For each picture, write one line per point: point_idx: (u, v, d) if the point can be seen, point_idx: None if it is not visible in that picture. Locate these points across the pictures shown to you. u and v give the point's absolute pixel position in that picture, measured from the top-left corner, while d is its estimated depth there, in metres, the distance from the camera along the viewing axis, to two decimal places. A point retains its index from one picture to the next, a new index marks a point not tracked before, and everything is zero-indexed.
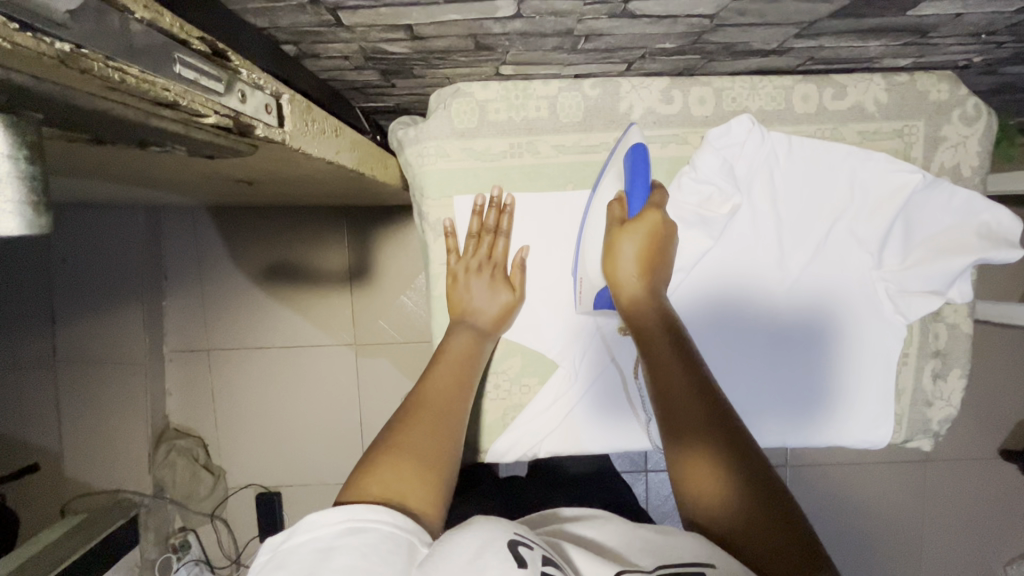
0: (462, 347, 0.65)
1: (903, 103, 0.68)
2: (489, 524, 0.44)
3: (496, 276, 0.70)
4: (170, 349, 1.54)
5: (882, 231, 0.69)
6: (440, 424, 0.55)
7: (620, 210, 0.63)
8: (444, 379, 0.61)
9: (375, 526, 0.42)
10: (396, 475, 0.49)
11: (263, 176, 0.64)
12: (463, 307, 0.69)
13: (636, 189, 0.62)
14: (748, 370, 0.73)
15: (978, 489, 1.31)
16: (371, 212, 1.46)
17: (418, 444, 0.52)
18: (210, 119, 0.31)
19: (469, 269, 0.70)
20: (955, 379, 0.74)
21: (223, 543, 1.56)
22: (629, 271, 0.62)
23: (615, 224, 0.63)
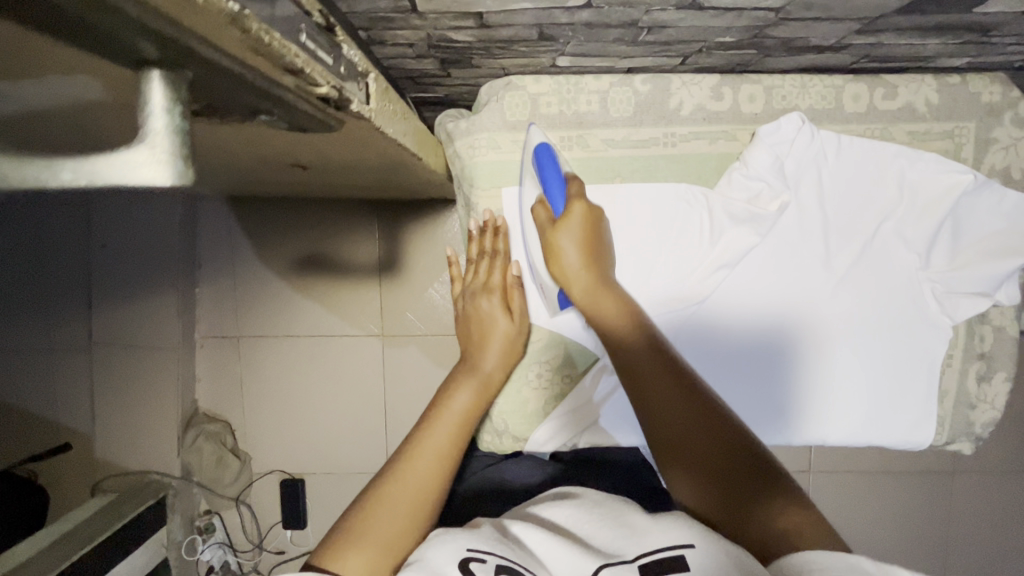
0: (459, 403, 0.66)
1: (956, 103, 0.68)
2: (440, 548, 0.49)
3: (496, 307, 0.72)
4: (202, 335, 1.58)
5: (931, 231, 0.69)
6: (417, 497, 0.56)
7: (546, 212, 0.66)
8: (434, 442, 0.61)
9: None
10: (359, 560, 0.50)
11: (321, 160, 0.66)
12: (471, 348, 0.72)
13: (552, 186, 0.66)
14: (735, 377, 0.73)
15: (1008, 505, 1.29)
16: (403, 207, 1.48)
17: (390, 521, 0.53)
18: (322, 89, 0.33)
19: (474, 300, 0.74)
20: (1000, 382, 0.73)
21: (246, 527, 1.60)
22: (574, 266, 0.65)
23: (547, 227, 0.66)
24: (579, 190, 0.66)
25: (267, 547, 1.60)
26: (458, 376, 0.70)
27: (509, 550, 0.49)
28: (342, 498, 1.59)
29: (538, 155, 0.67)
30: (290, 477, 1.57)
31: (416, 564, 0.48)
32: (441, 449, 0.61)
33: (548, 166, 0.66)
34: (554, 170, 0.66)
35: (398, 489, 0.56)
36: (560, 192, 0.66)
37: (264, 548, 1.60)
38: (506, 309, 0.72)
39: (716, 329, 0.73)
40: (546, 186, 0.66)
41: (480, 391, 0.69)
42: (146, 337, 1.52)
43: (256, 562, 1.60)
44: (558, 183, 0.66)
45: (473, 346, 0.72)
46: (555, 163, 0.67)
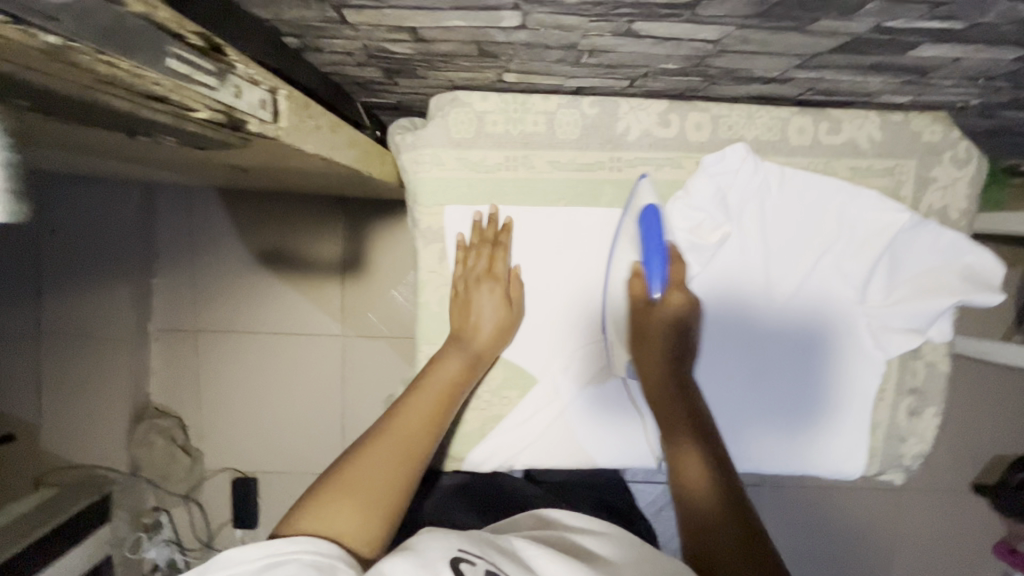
0: (445, 372, 0.66)
1: (897, 141, 0.69)
2: (439, 540, 0.49)
3: (496, 297, 0.69)
4: (157, 328, 1.55)
5: (868, 267, 0.69)
6: (396, 466, 0.57)
7: (640, 287, 0.69)
8: (417, 412, 0.62)
9: (294, 556, 0.46)
10: (338, 513, 0.52)
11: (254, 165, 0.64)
12: (460, 321, 0.69)
13: (652, 260, 0.68)
14: (773, 366, 0.72)
15: (948, 523, 1.33)
16: (368, 206, 1.46)
17: (371, 480, 0.55)
18: (202, 114, 0.32)
19: (474, 286, 0.69)
20: (930, 417, 0.74)
21: (195, 525, 1.56)
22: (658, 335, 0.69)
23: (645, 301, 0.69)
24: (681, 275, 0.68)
25: (216, 545, 1.56)
26: (446, 346, 0.68)
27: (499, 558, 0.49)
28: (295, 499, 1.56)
29: (644, 218, 0.67)
30: (243, 476, 1.54)
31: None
32: (422, 422, 0.61)
33: (651, 238, 0.67)
34: (655, 241, 0.67)
35: (382, 453, 0.57)
36: (660, 266, 0.68)
37: (213, 546, 1.56)
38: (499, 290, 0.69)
39: (757, 300, 0.71)
40: (646, 258, 0.68)
41: (466, 365, 0.67)
42: (97, 330, 1.45)
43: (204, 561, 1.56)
44: (657, 257, 0.67)
45: (463, 316, 0.69)
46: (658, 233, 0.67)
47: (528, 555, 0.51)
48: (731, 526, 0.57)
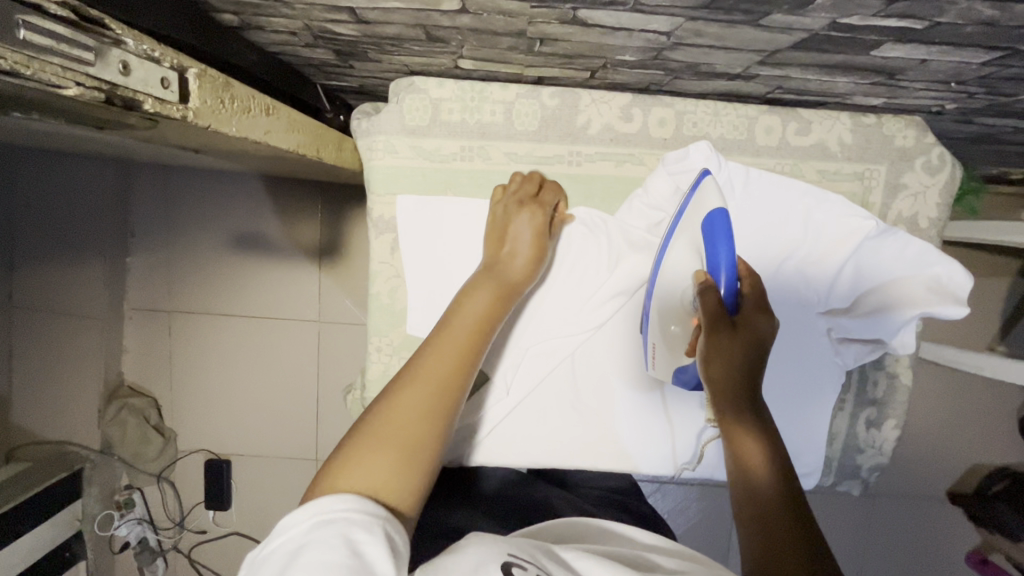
0: (477, 304, 0.56)
1: (868, 144, 0.66)
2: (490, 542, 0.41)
3: (534, 225, 0.63)
4: (131, 307, 1.52)
5: (830, 273, 0.67)
6: (436, 406, 0.47)
7: (714, 299, 0.57)
8: (450, 346, 0.51)
9: (345, 516, 0.38)
10: (380, 467, 0.43)
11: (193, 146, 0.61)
12: (496, 248, 0.63)
13: (721, 269, 0.57)
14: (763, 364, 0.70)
15: (920, 534, 1.33)
16: (348, 192, 1.44)
17: (406, 426, 0.45)
18: (73, 91, 0.30)
19: (514, 212, 0.63)
20: (890, 429, 0.72)
21: (168, 505, 1.57)
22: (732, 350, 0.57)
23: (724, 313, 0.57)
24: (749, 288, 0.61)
25: (188, 525, 1.57)
26: (481, 277, 0.59)
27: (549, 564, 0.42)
28: (267, 484, 1.55)
29: (710, 223, 0.57)
30: (216, 458, 1.54)
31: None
32: (461, 354, 0.51)
33: (722, 246, 0.57)
34: (729, 251, 0.56)
35: (420, 391, 0.47)
36: (728, 276, 0.57)
37: (185, 526, 1.57)
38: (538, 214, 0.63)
39: None
40: (714, 266, 0.57)
41: (503, 293, 0.58)
42: (73, 305, 1.46)
43: (176, 540, 1.57)
44: (729, 270, 0.57)
45: (500, 243, 0.63)
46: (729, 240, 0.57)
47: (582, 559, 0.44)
48: (792, 519, 0.48)
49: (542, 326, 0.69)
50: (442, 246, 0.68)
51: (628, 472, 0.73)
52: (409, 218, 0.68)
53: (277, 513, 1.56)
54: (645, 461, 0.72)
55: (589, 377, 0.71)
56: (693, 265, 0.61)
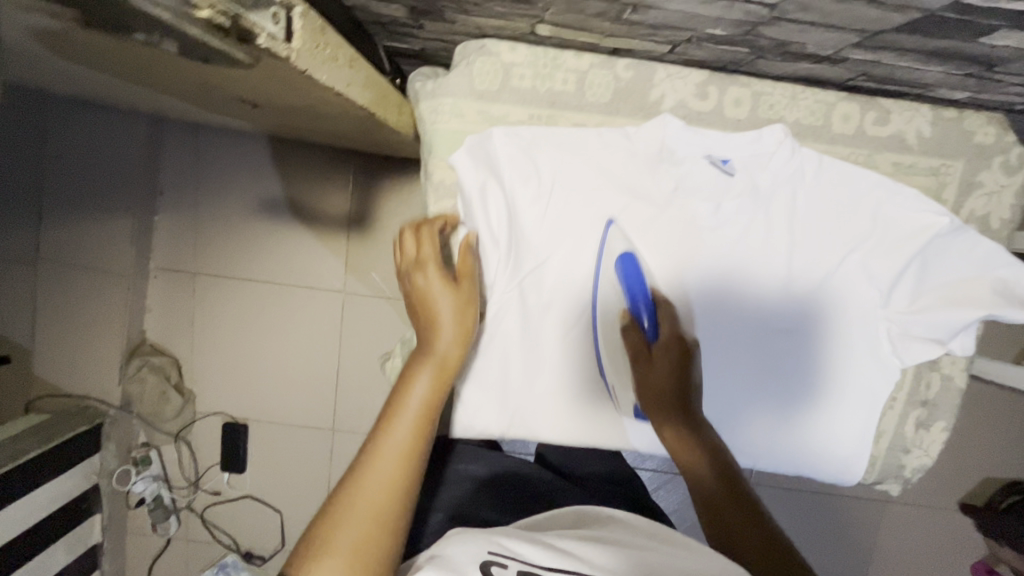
0: (417, 396, 0.55)
1: (946, 139, 0.65)
2: (465, 546, 0.47)
3: (437, 283, 0.61)
4: (156, 266, 1.51)
5: (897, 270, 0.66)
6: (382, 506, 0.48)
7: (635, 334, 0.66)
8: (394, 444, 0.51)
9: None
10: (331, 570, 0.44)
11: (256, 93, 0.59)
12: (422, 326, 0.61)
13: (637, 300, 0.66)
14: (816, 354, 0.69)
15: (927, 538, 1.36)
16: (383, 164, 1.43)
17: (357, 527, 0.46)
18: (204, 11, 0.29)
19: (413, 275, 0.62)
20: (938, 431, 0.71)
21: (183, 464, 1.58)
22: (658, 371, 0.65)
23: (642, 344, 0.66)
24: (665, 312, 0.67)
25: (203, 486, 1.58)
26: (411, 363, 0.58)
27: (532, 552, 0.46)
28: (284, 451, 1.56)
29: (622, 263, 0.66)
30: (234, 421, 1.55)
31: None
32: (406, 443, 0.52)
33: (633, 280, 0.67)
34: (637, 279, 0.66)
35: (361, 497, 0.48)
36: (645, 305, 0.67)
37: (200, 487, 1.58)
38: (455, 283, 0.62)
39: (808, 280, 0.67)
40: (631, 300, 0.67)
41: (440, 374, 0.57)
42: (98, 259, 1.44)
43: (190, 500, 1.58)
44: (646, 300, 0.67)
45: (422, 322, 0.61)
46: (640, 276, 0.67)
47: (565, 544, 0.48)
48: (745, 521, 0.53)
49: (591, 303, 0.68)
50: (497, 216, 0.66)
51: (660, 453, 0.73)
52: (468, 181, 0.65)
53: (291, 478, 1.57)
54: None
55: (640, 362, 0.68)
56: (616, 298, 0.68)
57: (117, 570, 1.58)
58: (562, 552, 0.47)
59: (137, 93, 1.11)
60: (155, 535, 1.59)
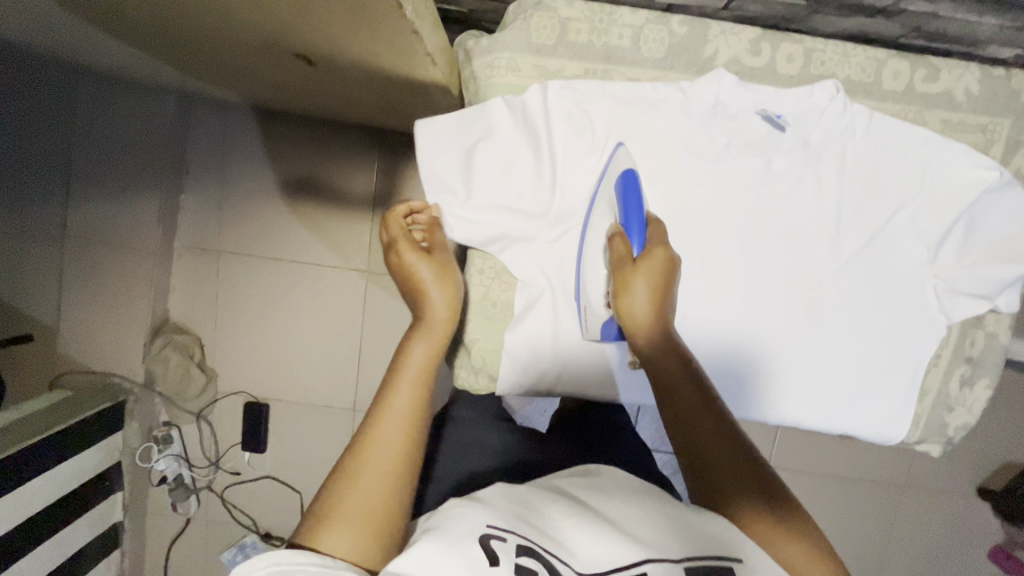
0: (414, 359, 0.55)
1: (995, 96, 0.66)
2: (463, 515, 0.44)
3: (419, 260, 0.62)
4: (181, 244, 1.51)
5: (945, 226, 0.67)
6: (394, 464, 0.48)
7: (623, 248, 0.60)
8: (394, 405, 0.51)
9: (300, 569, 0.40)
10: (341, 535, 0.44)
11: (321, 33, 0.59)
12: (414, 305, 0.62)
13: (632, 222, 0.60)
14: (863, 310, 0.69)
15: (947, 522, 1.37)
16: (407, 145, 1.44)
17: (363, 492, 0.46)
18: None
19: (397, 252, 0.63)
20: (981, 389, 0.72)
21: (205, 444, 1.57)
22: (642, 309, 0.57)
23: (625, 263, 0.59)
24: (660, 235, 0.61)
25: (223, 465, 1.57)
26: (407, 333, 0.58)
27: (531, 528, 0.44)
28: (304, 432, 1.56)
29: (624, 181, 0.62)
30: (255, 401, 1.54)
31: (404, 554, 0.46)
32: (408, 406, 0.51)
33: (632, 198, 0.61)
34: (638, 203, 0.60)
35: (373, 460, 0.48)
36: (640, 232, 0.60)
37: (220, 466, 1.57)
38: (444, 264, 0.63)
39: (857, 237, 0.68)
40: (625, 220, 0.60)
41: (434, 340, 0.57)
42: (121, 237, 1.43)
43: (210, 479, 1.57)
44: (640, 224, 0.60)
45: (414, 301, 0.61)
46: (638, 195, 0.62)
47: (565, 523, 0.45)
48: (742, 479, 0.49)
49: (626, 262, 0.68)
50: (550, 167, 0.67)
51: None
52: (522, 132, 0.67)
53: (310, 460, 1.57)
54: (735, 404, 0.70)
55: (687, 317, 0.69)
56: (608, 219, 0.64)
57: (136, 549, 1.56)
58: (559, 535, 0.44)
59: (172, 68, 1.12)
60: (175, 514, 1.59)
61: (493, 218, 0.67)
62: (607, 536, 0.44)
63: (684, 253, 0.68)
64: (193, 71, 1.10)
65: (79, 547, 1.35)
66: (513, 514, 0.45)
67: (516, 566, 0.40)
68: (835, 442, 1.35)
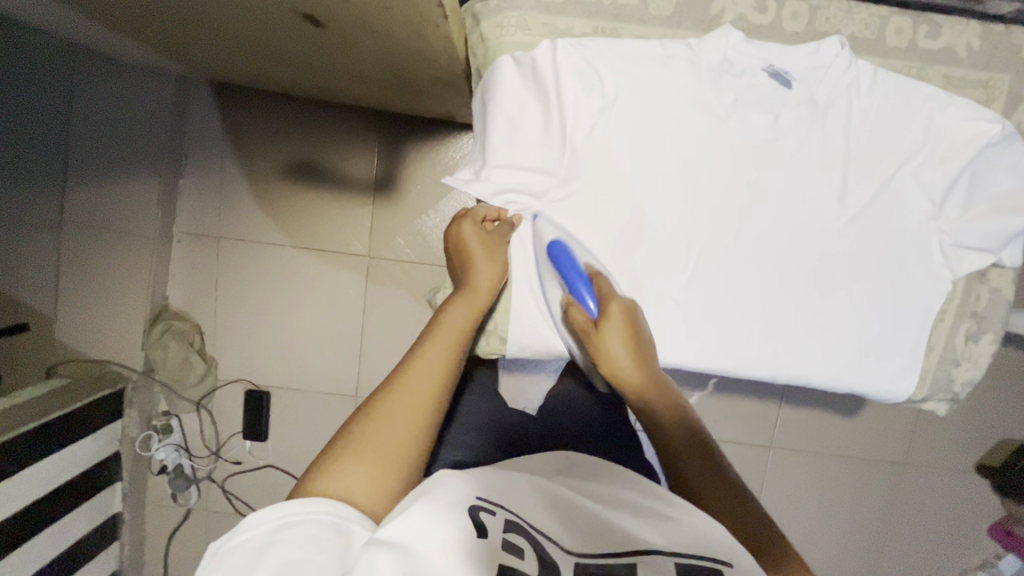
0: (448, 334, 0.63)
1: (995, 52, 0.67)
2: (452, 483, 0.48)
3: (479, 249, 0.68)
4: (180, 231, 1.50)
5: (950, 180, 0.68)
6: (412, 429, 0.56)
7: (583, 315, 0.67)
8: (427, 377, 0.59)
9: (310, 519, 0.46)
10: (359, 476, 0.52)
11: None
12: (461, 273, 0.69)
13: (577, 286, 0.67)
14: (869, 266, 0.70)
15: (948, 499, 1.38)
16: (408, 128, 1.44)
17: (387, 442, 0.54)
18: None
19: (463, 235, 0.69)
20: (986, 343, 0.73)
21: (205, 433, 1.54)
22: (626, 365, 0.65)
23: (589, 330, 0.66)
24: (609, 288, 0.67)
25: (224, 455, 1.54)
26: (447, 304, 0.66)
27: (516, 508, 0.49)
28: (305, 421, 1.53)
29: (552, 253, 0.67)
30: (256, 389, 1.52)
31: (423, 495, 0.47)
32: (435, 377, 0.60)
33: (567, 264, 0.66)
34: (576, 272, 0.66)
35: (394, 419, 0.56)
36: (587, 289, 0.67)
37: (221, 455, 1.54)
38: (496, 249, 0.68)
39: (864, 193, 0.69)
40: (571, 289, 0.67)
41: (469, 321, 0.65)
42: (120, 223, 1.42)
43: (211, 469, 1.54)
44: (582, 281, 0.67)
45: (460, 275, 0.68)
46: (573, 258, 0.67)
47: (545, 517, 0.49)
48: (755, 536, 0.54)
49: (622, 259, 0.70)
50: (559, 124, 0.67)
51: (716, 372, 0.72)
52: (533, 89, 0.67)
53: (311, 450, 1.54)
54: (745, 362, 0.71)
55: (696, 274, 0.70)
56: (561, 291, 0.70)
57: (135, 541, 1.54)
58: (539, 526, 0.48)
59: (173, 51, 1.12)
60: (175, 505, 1.56)
61: (502, 176, 0.68)
62: (584, 531, 0.49)
63: (693, 209, 0.69)
64: (193, 54, 1.11)
65: (78, 538, 1.33)
66: (511, 499, 0.50)
67: (501, 539, 0.44)
68: (836, 421, 1.36)
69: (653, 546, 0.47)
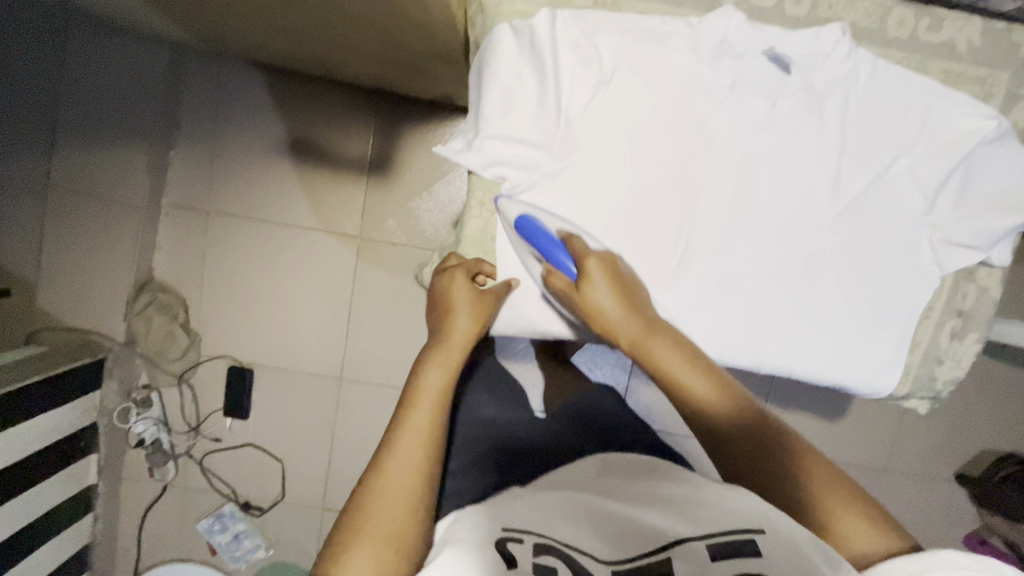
0: (434, 381, 0.60)
1: (995, 48, 0.67)
2: (474, 527, 0.47)
3: (461, 299, 0.66)
4: (169, 203, 1.45)
5: (944, 176, 0.67)
6: (412, 484, 0.52)
7: (562, 279, 0.64)
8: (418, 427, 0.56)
9: None
10: (368, 550, 0.47)
11: None
12: (438, 330, 0.66)
13: (553, 253, 0.64)
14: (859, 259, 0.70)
15: (930, 507, 1.38)
16: (406, 108, 1.42)
17: (390, 508, 0.50)
18: None
19: (443, 288, 0.68)
20: (970, 342, 0.74)
21: (185, 408, 1.50)
22: (619, 318, 0.63)
23: (573, 294, 0.63)
24: (581, 246, 0.64)
25: (204, 432, 1.50)
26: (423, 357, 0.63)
27: (541, 526, 0.47)
28: (287, 402, 1.50)
29: (522, 230, 0.64)
30: (239, 365, 1.49)
31: None
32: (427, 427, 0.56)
33: (537, 236, 0.64)
34: (543, 237, 0.64)
35: (393, 479, 0.52)
36: (563, 253, 0.64)
37: (201, 432, 1.50)
38: (478, 299, 0.67)
39: (857, 185, 0.68)
40: (548, 257, 0.64)
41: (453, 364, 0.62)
42: (108, 190, 1.39)
43: (189, 446, 1.50)
44: (555, 246, 0.64)
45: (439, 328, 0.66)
46: (543, 229, 0.64)
47: (572, 526, 0.48)
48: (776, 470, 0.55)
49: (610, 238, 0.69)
50: (554, 97, 0.66)
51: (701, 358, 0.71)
52: (530, 60, 0.66)
53: (292, 433, 1.51)
54: (730, 349, 0.70)
55: (686, 258, 0.69)
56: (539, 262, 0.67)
57: (109, 515, 1.51)
58: (570, 538, 0.47)
59: (168, 15, 1.10)
60: (152, 481, 1.52)
61: (494, 148, 0.66)
62: (621, 540, 0.47)
63: (685, 190, 0.68)
64: (189, 18, 1.08)
65: (52, 507, 1.31)
66: (521, 517, 0.49)
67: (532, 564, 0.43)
68: (820, 423, 1.36)
69: (694, 535, 0.46)
